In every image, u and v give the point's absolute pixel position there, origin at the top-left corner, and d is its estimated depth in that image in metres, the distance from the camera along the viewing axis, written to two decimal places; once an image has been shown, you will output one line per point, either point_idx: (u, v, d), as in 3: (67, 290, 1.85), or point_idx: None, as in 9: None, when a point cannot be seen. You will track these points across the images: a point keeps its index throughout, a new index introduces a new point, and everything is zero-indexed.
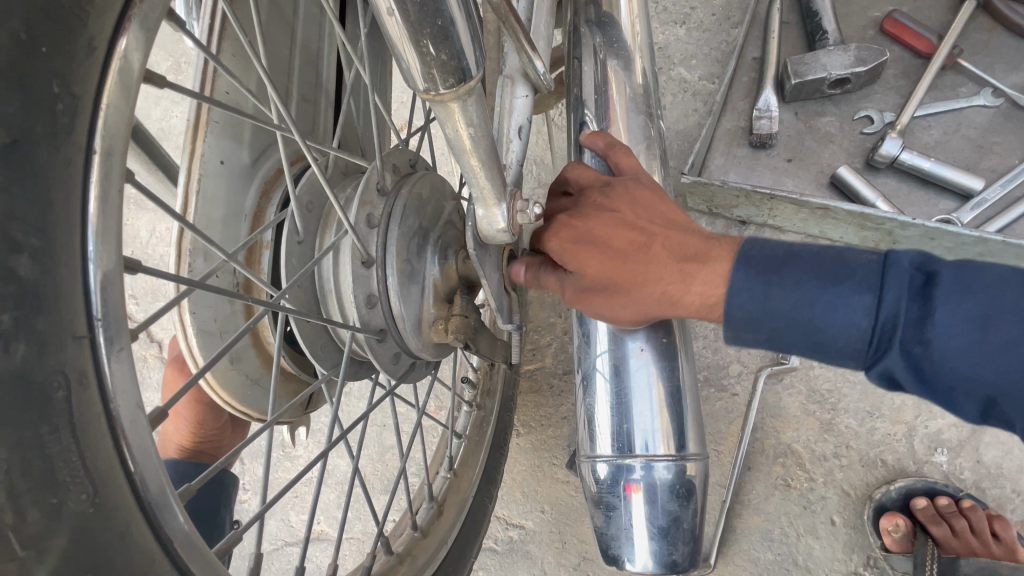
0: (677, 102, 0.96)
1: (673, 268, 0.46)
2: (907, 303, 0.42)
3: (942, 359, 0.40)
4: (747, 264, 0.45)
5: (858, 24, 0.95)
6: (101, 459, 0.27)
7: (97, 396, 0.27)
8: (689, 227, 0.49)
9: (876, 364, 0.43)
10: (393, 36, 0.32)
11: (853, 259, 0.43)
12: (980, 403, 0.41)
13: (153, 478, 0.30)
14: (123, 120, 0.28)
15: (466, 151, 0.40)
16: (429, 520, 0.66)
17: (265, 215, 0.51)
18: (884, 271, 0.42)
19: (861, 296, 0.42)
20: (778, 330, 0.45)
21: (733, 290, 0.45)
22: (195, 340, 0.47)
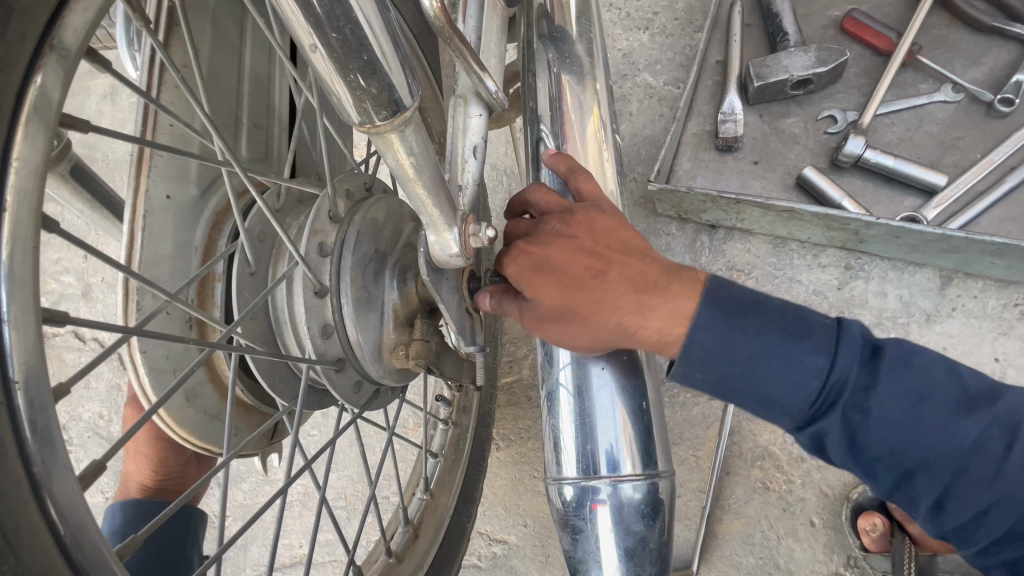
0: (643, 108, 0.96)
1: (636, 295, 0.46)
2: (858, 370, 0.43)
3: (876, 431, 0.43)
4: (717, 303, 0.45)
5: (819, 24, 0.95)
6: (25, 526, 0.26)
7: (19, 461, 0.26)
8: (651, 256, 0.48)
9: (812, 424, 0.44)
10: (321, 72, 0.31)
11: (811, 319, 0.45)
12: (897, 475, 0.44)
13: (86, 538, 0.29)
14: (35, 174, 0.27)
15: (411, 179, 0.39)
16: (404, 544, 0.65)
17: (216, 248, 0.50)
18: (839, 337, 0.44)
19: (816, 356, 0.43)
20: (730, 373, 0.45)
21: (697, 327, 0.45)
22: (147, 380, 0.46)
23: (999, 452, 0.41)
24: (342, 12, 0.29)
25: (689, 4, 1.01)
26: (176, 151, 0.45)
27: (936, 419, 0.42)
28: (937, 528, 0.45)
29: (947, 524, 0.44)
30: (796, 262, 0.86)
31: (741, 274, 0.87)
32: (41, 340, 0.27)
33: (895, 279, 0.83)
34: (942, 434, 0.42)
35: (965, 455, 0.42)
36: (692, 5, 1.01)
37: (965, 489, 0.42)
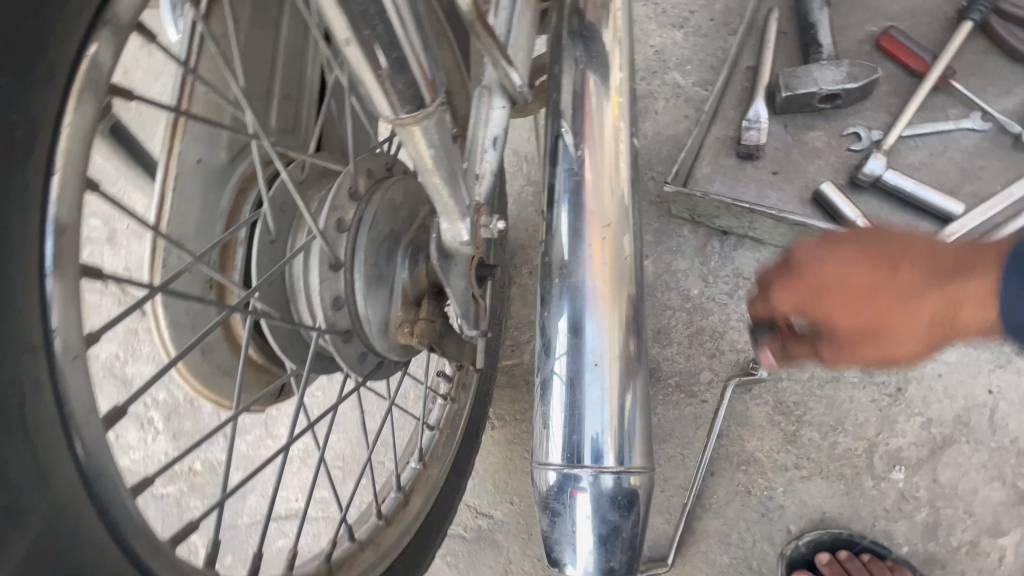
0: (669, 107, 0.97)
1: (905, 305, 0.50)
2: None
3: None
4: None
5: (855, 39, 0.94)
6: (55, 460, 0.29)
7: (51, 402, 0.29)
8: (935, 244, 0.52)
9: None
10: (353, 64, 0.33)
11: None
12: None
13: (106, 473, 0.32)
14: (84, 137, 0.30)
15: (428, 170, 0.41)
16: (395, 508, 0.68)
17: (240, 213, 0.53)
18: None
19: None
20: None
21: (1009, 299, 0.48)
22: (168, 334, 0.49)
23: None
24: (373, 14, 0.31)
25: (726, 6, 1.00)
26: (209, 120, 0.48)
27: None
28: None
29: None
30: None
31: (747, 283, 0.88)
32: (77, 293, 0.30)
33: None
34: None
35: None
36: (729, 7, 1.00)
37: None
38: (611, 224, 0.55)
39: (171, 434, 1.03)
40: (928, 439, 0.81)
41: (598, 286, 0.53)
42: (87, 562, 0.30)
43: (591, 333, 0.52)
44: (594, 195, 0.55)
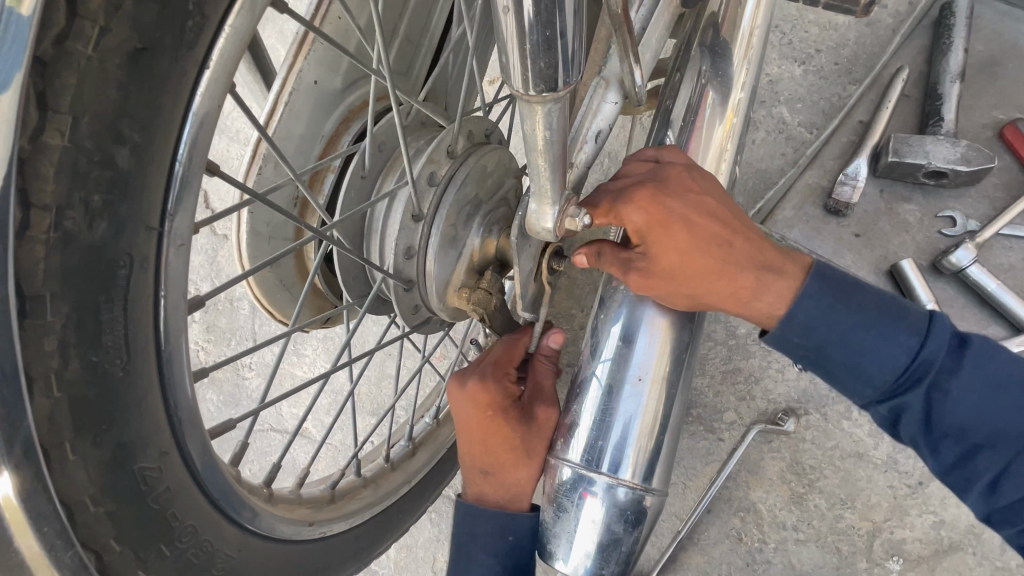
0: (767, 141, 0.94)
1: (747, 270, 0.47)
2: (946, 356, 0.47)
3: (952, 412, 0.47)
4: (824, 279, 0.48)
5: (979, 121, 0.90)
6: (141, 334, 0.31)
7: (152, 281, 0.31)
8: (757, 250, 0.48)
9: (892, 398, 0.48)
10: (504, 32, 0.33)
11: (907, 307, 0.48)
12: (962, 451, 0.48)
13: (179, 360, 0.34)
14: (241, 40, 0.32)
15: (538, 150, 0.41)
16: (401, 456, 0.70)
17: (339, 142, 0.53)
18: (930, 322, 0.48)
19: (909, 336, 0.47)
20: (822, 346, 0.48)
21: (804, 295, 0.47)
22: (246, 237, 0.52)
23: None
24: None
25: (856, 52, 0.96)
26: (336, 44, 0.48)
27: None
28: (985, 509, 0.49)
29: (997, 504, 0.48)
30: None
31: None
32: (197, 187, 0.32)
33: None
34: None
35: None
36: (858, 54, 0.96)
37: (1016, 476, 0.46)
38: None
39: (206, 325, 1.07)
40: (935, 539, 0.79)
41: (661, 303, 0.53)
42: (146, 435, 0.32)
43: (641, 347, 0.52)
44: None
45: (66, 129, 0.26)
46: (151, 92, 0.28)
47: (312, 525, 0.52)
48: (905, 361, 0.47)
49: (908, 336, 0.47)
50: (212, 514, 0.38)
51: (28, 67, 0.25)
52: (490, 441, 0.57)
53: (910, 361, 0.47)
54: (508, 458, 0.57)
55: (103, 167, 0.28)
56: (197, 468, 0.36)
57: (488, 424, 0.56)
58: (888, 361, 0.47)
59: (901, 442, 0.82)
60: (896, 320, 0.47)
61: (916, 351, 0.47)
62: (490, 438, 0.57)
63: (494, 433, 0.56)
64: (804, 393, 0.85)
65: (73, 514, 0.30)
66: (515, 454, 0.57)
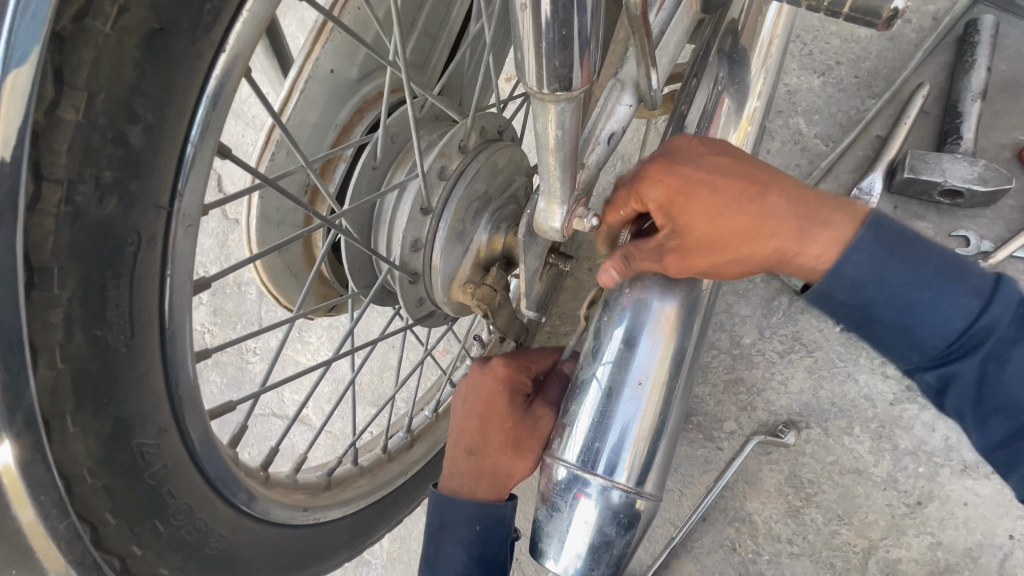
0: (782, 151, 0.94)
1: (790, 225, 0.44)
2: (1007, 324, 0.44)
3: (1005, 384, 0.44)
4: (881, 233, 0.44)
5: (998, 141, 0.89)
6: (145, 311, 0.32)
7: (159, 259, 0.31)
8: (797, 198, 0.44)
9: (941, 365, 0.46)
10: (521, 29, 0.33)
11: (972, 268, 0.45)
12: (1010, 428, 0.45)
13: (183, 340, 0.34)
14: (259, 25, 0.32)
15: (549, 149, 0.41)
16: (399, 447, 0.70)
17: (352, 131, 0.54)
18: (995, 288, 0.44)
19: (969, 301, 0.44)
20: (873, 303, 0.45)
21: (856, 248, 0.44)
22: (255, 222, 0.52)
23: None
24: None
25: (877, 66, 0.95)
26: (353, 35, 0.48)
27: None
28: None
29: None
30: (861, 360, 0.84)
31: (801, 349, 0.87)
32: (208, 169, 0.32)
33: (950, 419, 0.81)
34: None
35: None
36: (878, 67, 0.95)
37: None
38: None
39: (212, 308, 1.08)
40: (931, 560, 0.78)
41: (665, 308, 0.53)
42: (146, 411, 0.33)
43: (643, 350, 0.52)
44: None
45: (81, 104, 0.26)
46: (166, 72, 0.29)
47: (307, 511, 0.53)
48: (960, 326, 0.44)
49: (967, 301, 0.44)
50: (208, 495, 0.39)
51: (46, 42, 0.25)
52: (490, 414, 0.59)
53: (966, 326, 0.44)
54: (499, 432, 0.58)
55: (116, 145, 0.28)
56: (195, 447, 0.37)
57: (492, 397, 0.59)
58: (943, 326, 0.44)
59: (901, 461, 0.81)
60: (954, 282, 0.44)
61: (976, 316, 0.44)
62: (489, 411, 0.59)
63: (494, 404, 0.59)
64: (806, 406, 0.85)
65: (70, 485, 0.30)
66: (510, 432, 0.58)
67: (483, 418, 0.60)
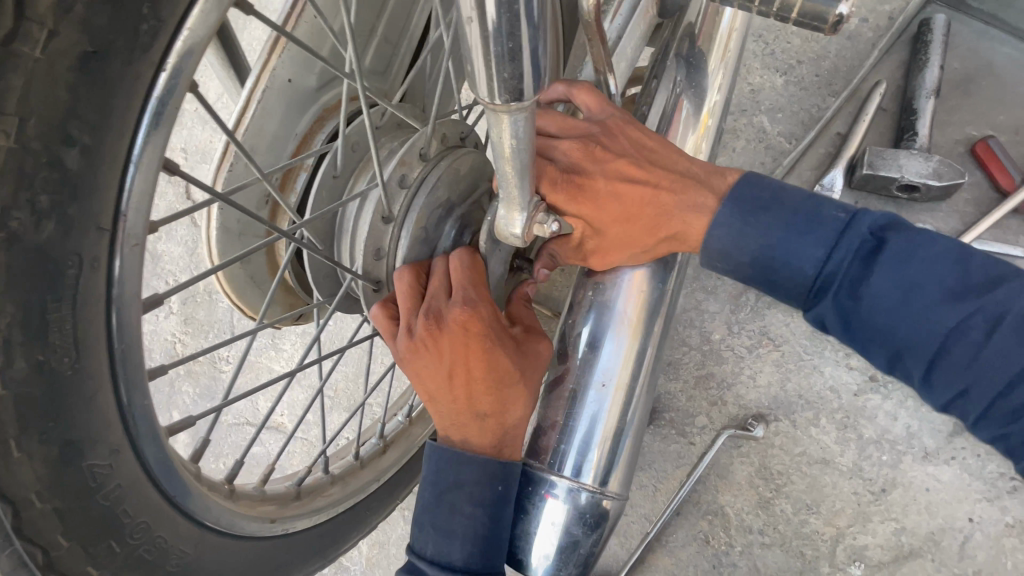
0: (747, 149, 0.96)
1: (672, 207, 0.52)
2: (854, 262, 0.49)
3: (869, 314, 0.49)
4: (735, 202, 0.51)
5: (952, 137, 0.92)
6: (92, 332, 0.32)
7: (104, 280, 0.32)
8: (678, 176, 0.52)
9: (813, 307, 0.51)
10: (472, 42, 0.33)
11: (825, 213, 0.50)
12: (889, 353, 0.50)
13: (135, 357, 0.34)
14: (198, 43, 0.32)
15: (504, 159, 0.42)
16: (371, 454, 0.70)
17: (313, 141, 0.53)
18: (844, 230, 0.49)
19: (816, 247, 0.49)
20: (742, 264, 0.52)
21: (719, 222, 0.51)
22: (217, 233, 0.52)
23: (978, 340, 0.46)
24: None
25: (836, 65, 0.98)
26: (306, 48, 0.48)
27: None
28: (941, 403, 0.49)
29: (940, 398, 0.49)
30: (826, 353, 0.87)
31: (769, 343, 0.88)
32: (151, 187, 0.32)
33: (911, 408, 0.83)
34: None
35: (946, 337, 0.47)
36: (838, 66, 0.98)
37: (946, 369, 0.47)
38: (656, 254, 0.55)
39: (182, 318, 1.07)
40: (896, 545, 0.80)
41: (627, 310, 0.54)
42: (95, 432, 0.33)
43: (606, 352, 0.53)
44: None
45: (13, 130, 0.27)
46: (102, 93, 0.29)
47: (274, 522, 0.53)
48: (813, 272, 0.50)
49: (813, 247, 0.49)
50: (167, 510, 0.39)
51: None
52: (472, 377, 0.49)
53: (818, 270, 0.50)
54: (490, 403, 0.50)
55: (50, 168, 0.28)
56: (151, 465, 0.37)
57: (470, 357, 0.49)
58: (797, 272, 0.50)
59: (865, 450, 0.83)
60: (806, 231, 0.49)
61: (823, 261, 0.49)
62: (477, 374, 0.49)
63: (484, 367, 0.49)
64: (774, 399, 0.86)
65: (17, 508, 0.31)
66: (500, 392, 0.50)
67: (467, 381, 0.50)
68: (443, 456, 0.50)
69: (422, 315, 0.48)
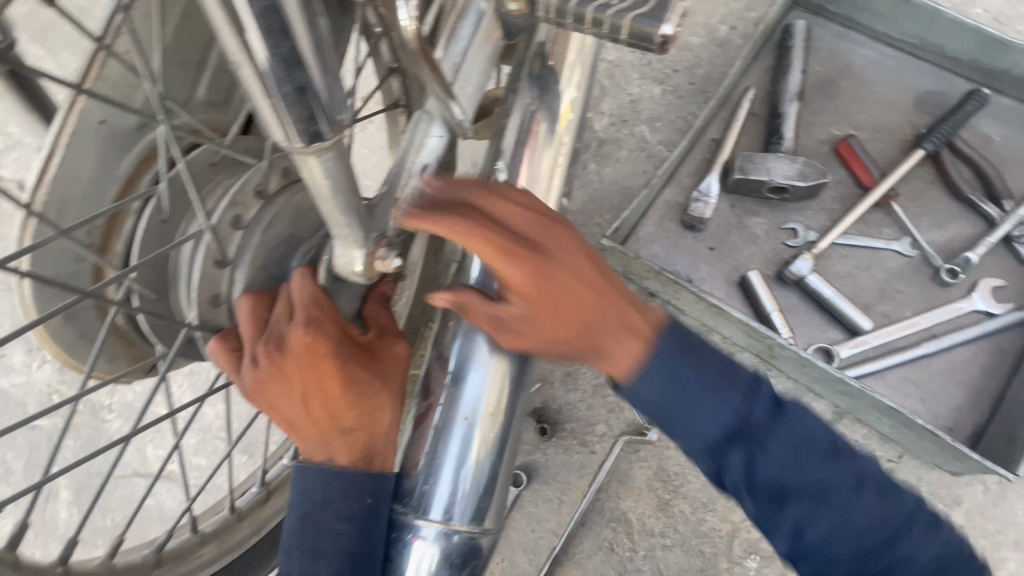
0: (629, 158, 0.98)
1: (615, 336, 0.49)
2: (735, 419, 0.49)
3: (766, 467, 0.49)
4: (675, 344, 0.49)
5: (818, 137, 0.97)
6: None
7: None
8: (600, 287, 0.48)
9: (714, 450, 0.50)
10: (249, 87, 0.31)
11: (660, 341, 0.49)
12: (774, 497, 0.50)
13: None
14: None
15: (323, 199, 0.40)
16: (250, 504, 0.66)
17: (139, 182, 0.50)
18: (679, 353, 0.49)
19: (724, 405, 0.49)
20: (647, 405, 0.50)
21: (656, 356, 0.49)
22: (29, 291, 0.47)
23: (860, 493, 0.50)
24: (289, 43, 0.30)
25: (709, 72, 1.01)
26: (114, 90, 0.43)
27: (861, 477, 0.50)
28: (786, 546, 0.51)
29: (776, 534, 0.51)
30: None
31: None
32: None
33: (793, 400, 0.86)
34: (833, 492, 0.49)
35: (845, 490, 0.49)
36: (711, 74, 1.01)
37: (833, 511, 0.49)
38: None
39: (56, 365, 0.99)
40: None
41: (491, 338, 0.53)
42: None
43: (470, 383, 0.52)
44: None
45: None
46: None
47: None
48: (728, 423, 0.49)
49: (719, 411, 0.49)
50: None
51: None
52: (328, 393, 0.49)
53: (721, 432, 0.49)
54: (353, 418, 0.51)
55: None
56: None
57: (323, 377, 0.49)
58: (695, 430, 0.49)
59: None
60: (689, 372, 0.49)
61: (729, 422, 0.49)
62: (334, 395, 0.49)
63: (339, 385, 0.49)
64: None
65: None
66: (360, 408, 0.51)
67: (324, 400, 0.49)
68: (307, 478, 0.51)
69: (264, 341, 0.48)
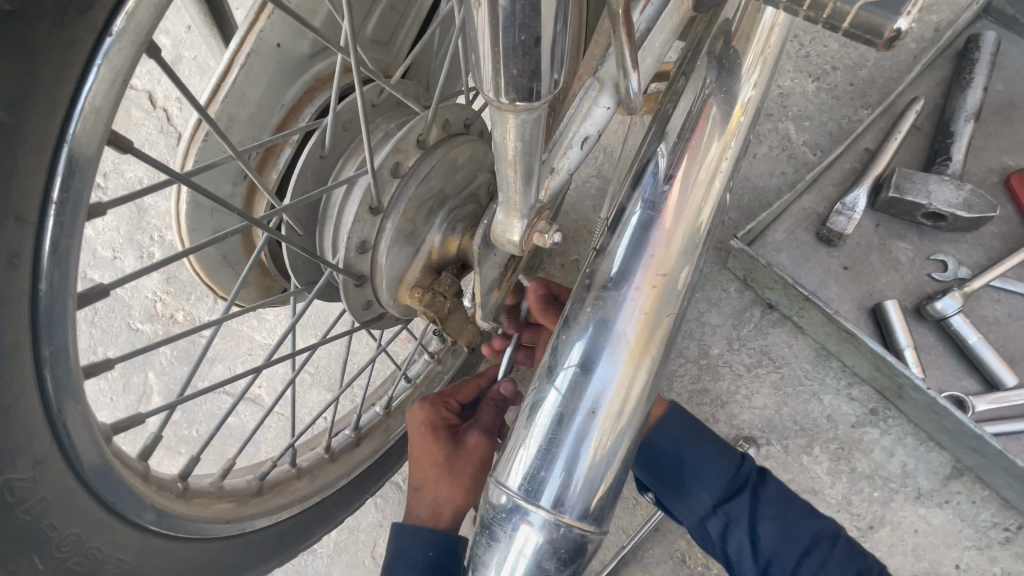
0: (769, 157, 0.91)
1: None
2: (742, 490, 0.62)
3: (778, 526, 0.60)
4: (680, 427, 0.65)
5: (986, 165, 0.87)
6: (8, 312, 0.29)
7: (32, 249, 0.29)
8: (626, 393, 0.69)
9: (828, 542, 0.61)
10: (477, 27, 0.28)
11: (731, 460, 0.63)
12: (815, 545, 0.60)
13: (64, 338, 0.32)
14: (143, 34, 0.29)
15: (506, 161, 0.37)
16: (343, 447, 0.67)
17: (301, 114, 0.48)
18: (733, 468, 0.63)
19: (721, 477, 0.62)
20: (809, 535, 0.60)
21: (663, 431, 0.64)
22: (186, 211, 0.48)
23: (795, 549, 0.60)
24: None
25: (873, 75, 0.92)
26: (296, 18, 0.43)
27: (837, 536, 0.61)
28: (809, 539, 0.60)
29: (816, 554, 0.59)
30: (827, 380, 0.83)
31: (769, 364, 0.85)
32: (93, 171, 0.30)
33: (909, 445, 0.80)
34: (716, 463, 0.63)
35: (808, 542, 0.60)
36: (874, 77, 0.92)
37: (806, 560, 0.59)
38: (666, 275, 0.51)
39: (166, 276, 1.03)
40: None
41: (627, 334, 0.50)
42: None
43: (599, 377, 0.50)
44: (662, 238, 0.51)
45: None
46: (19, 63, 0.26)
47: (230, 523, 0.50)
48: (739, 502, 0.61)
49: (711, 485, 0.62)
50: (103, 518, 0.37)
51: None
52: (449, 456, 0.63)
53: (772, 513, 0.61)
54: None
55: None
56: (85, 471, 0.34)
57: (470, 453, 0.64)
58: (811, 532, 0.60)
59: (856, 484, 0.79)
60: (717, 458, 0.63)
61: (748, 506, 0.61)
62: None
63: None
64: (767, 422, 0.83)
65: None
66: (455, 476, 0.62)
67: (420, 462, 0.64)
68: None
69: None
